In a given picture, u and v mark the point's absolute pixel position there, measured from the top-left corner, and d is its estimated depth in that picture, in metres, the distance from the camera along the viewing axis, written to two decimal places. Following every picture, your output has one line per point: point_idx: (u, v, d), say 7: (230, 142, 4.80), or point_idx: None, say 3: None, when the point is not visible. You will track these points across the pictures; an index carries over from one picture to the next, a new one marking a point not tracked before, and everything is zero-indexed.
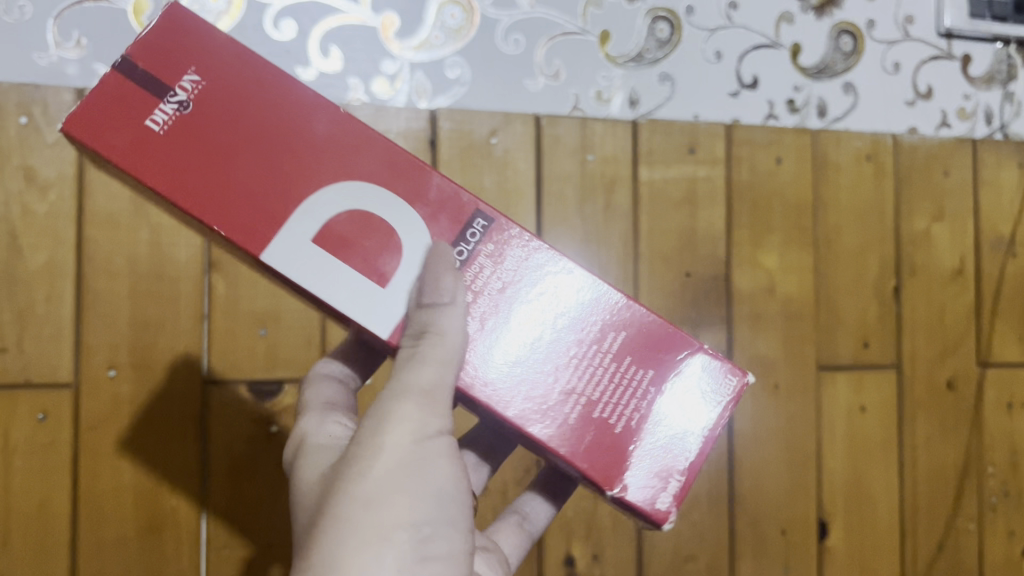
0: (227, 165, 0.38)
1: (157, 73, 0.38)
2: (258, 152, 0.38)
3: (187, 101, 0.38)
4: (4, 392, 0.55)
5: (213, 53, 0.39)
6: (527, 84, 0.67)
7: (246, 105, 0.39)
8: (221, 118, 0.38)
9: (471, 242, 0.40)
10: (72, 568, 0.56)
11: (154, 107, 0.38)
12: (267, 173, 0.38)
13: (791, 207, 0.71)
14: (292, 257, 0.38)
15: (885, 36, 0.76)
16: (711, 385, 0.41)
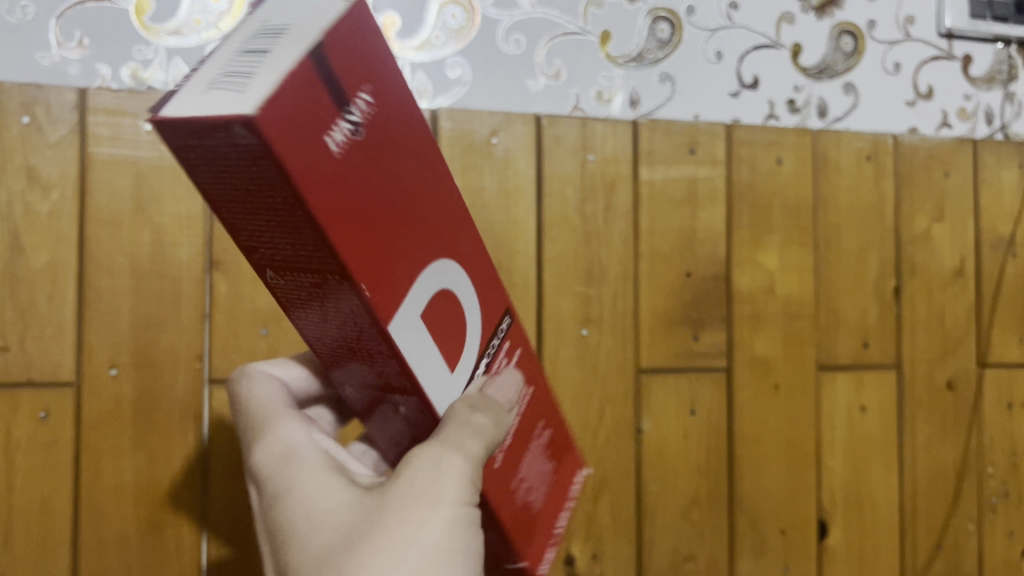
0: (363, 215, 0.29)
1: (342, 74, 0.28)
2: (398, 208, 0.31)
3: (360, 123, 0.29)
4: (7, 390, 0.55)
5: (387, 82, 0.30)
6: (527, 85, 0.67)
7: (391, 154, 0.30)
8: (373, 157, 0.29)
9: (498, 339, 0.39)
10: (73, 566, 0.56)
11: (334, 120, 0.27)
12: (401, 238, 0.31)
13: (791, 208, 0.71)
14: (410, 329, 0.32)
15: (886, 37, 0.76)
16: (577, 476, 0.45)
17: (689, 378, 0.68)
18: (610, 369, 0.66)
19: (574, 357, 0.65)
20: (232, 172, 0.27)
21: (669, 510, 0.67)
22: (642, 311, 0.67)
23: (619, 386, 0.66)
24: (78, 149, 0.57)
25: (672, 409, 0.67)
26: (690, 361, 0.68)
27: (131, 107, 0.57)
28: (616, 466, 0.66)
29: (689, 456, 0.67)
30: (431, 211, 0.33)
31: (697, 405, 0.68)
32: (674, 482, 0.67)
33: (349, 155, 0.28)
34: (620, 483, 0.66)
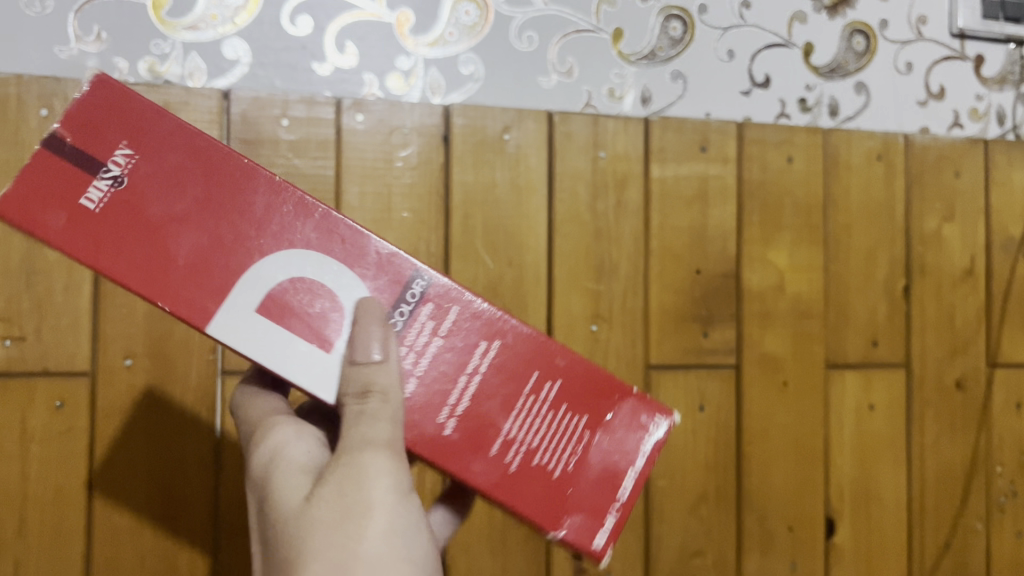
0: (173, 237, 0.38)
1: (87, 147, 0.38)
2: (200, 215, 0.38)
3: (119, 176, 0.38)
4: (23, 380, 0.56)
5: (153, 129, 0.39)
6: (540, 81, 0.67)
7: (163, 183, 0.38)
8: (146, 205, 0.38)
9: (411, 302, 0.41)
10: (87, 554, 0.56)
11: (89, 184, 0.37)
12: (227, 253, 0.38)
13: (802, 206, 0.71)
14: (231, 322, 0.38)
15: (898, 36, 0.76)
16: (636, 424, 0.43)
17: (698, 374, 0.68)
18: (620, 365, 0.66)
19: (583, 352, 0.65)
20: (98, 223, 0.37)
21: (678, 505, 0.67)
22: (652, 308, 0.67)
23: (628, 381, 0.66)
24: None
25: (681, 405, 0.67)
26: (699, 358, 0.68)
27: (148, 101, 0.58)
28: None
29: (697, 452, 0.68)
30: (261, 219, 0.39)
31: (706, 401, 0.68)
32: (681, 478, 0.67)
33: (108, 206, 0.37)
34: None
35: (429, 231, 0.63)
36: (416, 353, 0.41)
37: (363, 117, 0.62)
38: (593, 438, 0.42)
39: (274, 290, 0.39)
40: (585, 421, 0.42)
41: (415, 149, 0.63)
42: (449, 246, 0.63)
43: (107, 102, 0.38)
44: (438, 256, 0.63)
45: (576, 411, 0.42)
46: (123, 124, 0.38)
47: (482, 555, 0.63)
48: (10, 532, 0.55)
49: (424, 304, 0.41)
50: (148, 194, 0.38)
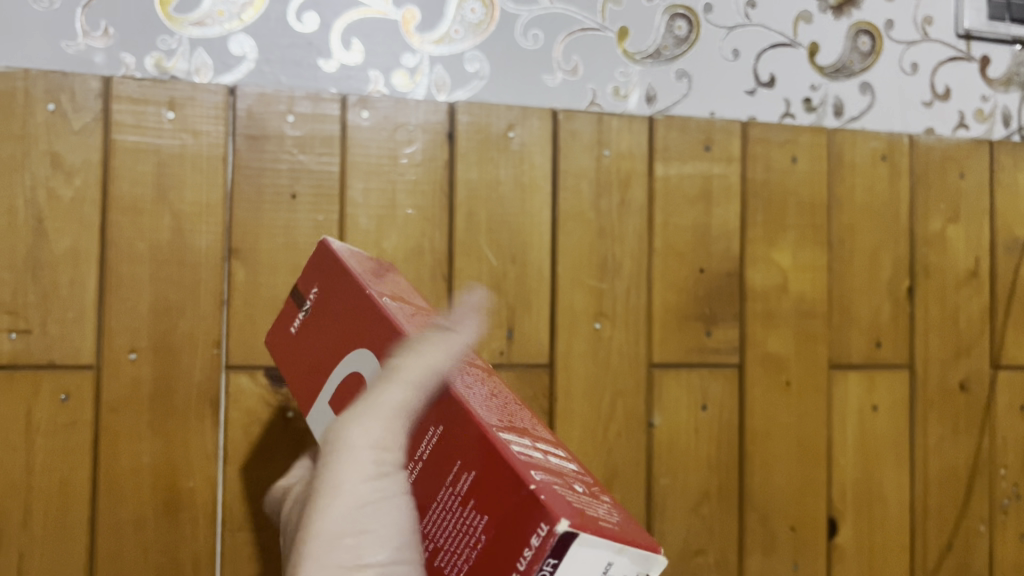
0: (317, 353, 0.42)
1: (305, 285, 0.44)
2: (320, 342, 0.42)
3: (309, 307, 0.43)
4: (28, 372, 0.56)
5: (335, 261, 0.42)
6: (545, 79, 0.68)
7: (326, 308, 0.42)
8: (314, 331, 0.42)
9: None
10: (90, 546, 0.57)
11: (296, 313, 0.44)
12: (335, 359, 0.41)
13: (806, 206, 0.72)
14: (321, 421, 0.41)
15: (903, 37, 0.76)
16: (524, 531, 0.31)
17: (701, 373, 0.68)
18: (622, 363, 0.66)
19: (587, 350, 0.65)
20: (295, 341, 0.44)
21: (680, 503, 0.67)
22: (655, 306, 0.67)
23: (631, 379, 0.66)
24: (102, 136, 0.58)
25: (684, 403, 0.68)
26: (702, 357, 0.68)
27: (154, 96, 0.58)
28: (627, 459, 0.66)
29: (699, 451, 0.68)
30: (356, 326, 0.40)
31: (709, 400, 0.68)
32: (684, 476, 0.67)
33: (302, 331, 0.43)
34: (630, 476, 0.66)
35: (433, 227, 0.63)
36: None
37: (368, 114, 0.62)
38: (499, 542, 0.31)
39: (344, 387, 0.40)
40: (487, 519, 0.32)
41: (420, 146, 0.63)
42: (453, 243, 0.63)
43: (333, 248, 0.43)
44: (443, 253, 0.63)
45: (483, 507, 0.33)
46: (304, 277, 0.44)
47: None
48: (15, 523, 0.56)
49: None
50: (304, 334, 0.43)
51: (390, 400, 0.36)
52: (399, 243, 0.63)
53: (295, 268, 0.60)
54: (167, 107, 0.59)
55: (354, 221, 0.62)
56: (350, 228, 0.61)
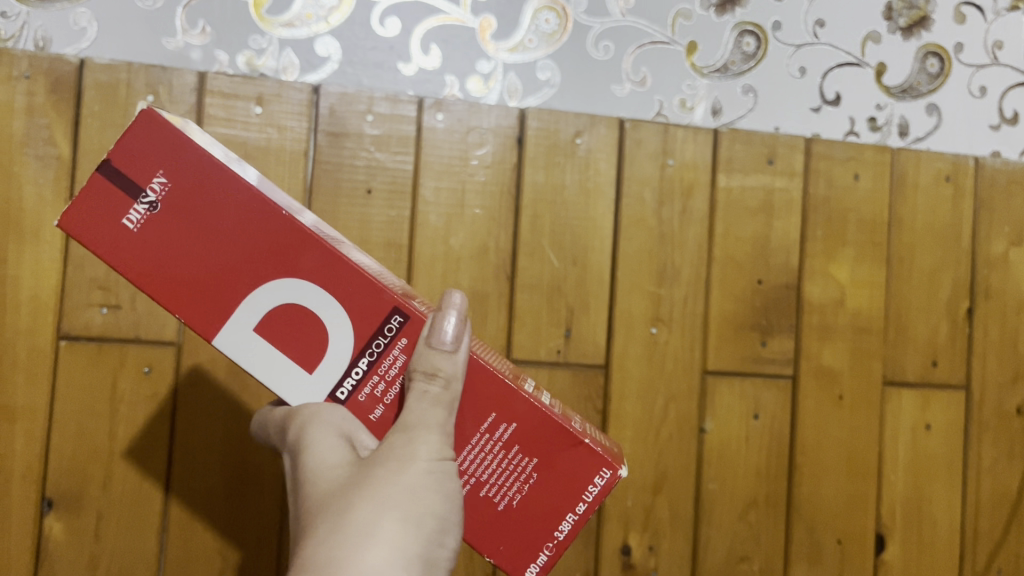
0: (189, 262, 0.40)
1: (132, 172, 0.39)
2: (250, 220, 0.40)
3: (157, 202, 0.39)
4: (116, 345, 0.60)
5: (196, 157, 0.40)
6: (613, 89, 0.70)
7: (207, 206, 0.40)
8: (183, 231, 0.40)
9: (386, 337, 0.41)
10: (163, 513, 0.60)
11: (132, 207, 0.39)
12: (236, 260, 0.40)
13: (866, 223, 0.73)
14: (235, 344, 0.40)
15: (973, 60, 0.77)
16: (585, 472, 0.41)
17: (755, 382, 0.69)
18: (677, 368, 0.68)
19: (642, 354, 0.67)
20: (129, 219, 0.39)
21: (728, 508, 0.69)
22: (712, 314, 0.69)
23: (684, 385, 0.68)
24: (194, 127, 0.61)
25: (736, 410, 0.69)
26: (756, 366, 0.69)
27: (244, 92, 0.62)
28: (676, 462, 0.68)
29: (750, 458, 0.69)
30: (264, 247, 0.40)
31: (761, 410, 0.69)
32: (732, 483, 0.69)
33: (148, 227, 0.39)
34: (678, 479, 0.68)
35: (499, 228, 0.66)
36: (387, 384, 0.41)
37: (443, 116, 0.65)
38: (562, 476, 0.41)
39: (271, 315, 0.40)
40: (538, 461, 0.41)
41: (490, 149, 0.66)
42: (517, 244, 0.66)
43: (175, 139, 0.40)
44: (507, 252, 0.66)
45: (530, 450, 0.41)
46: (176, 163, 0.39)
47: None
48: (95, 488, 0.59)
49: (398, 338, 0.41)
50: (196, 216, 0.40)
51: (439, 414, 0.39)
52: (466, 241, 0.65)
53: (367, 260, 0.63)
54: (255, 103, 0.62)
55: (425, 219, 0.64)
56: (421, 225, 0.64)
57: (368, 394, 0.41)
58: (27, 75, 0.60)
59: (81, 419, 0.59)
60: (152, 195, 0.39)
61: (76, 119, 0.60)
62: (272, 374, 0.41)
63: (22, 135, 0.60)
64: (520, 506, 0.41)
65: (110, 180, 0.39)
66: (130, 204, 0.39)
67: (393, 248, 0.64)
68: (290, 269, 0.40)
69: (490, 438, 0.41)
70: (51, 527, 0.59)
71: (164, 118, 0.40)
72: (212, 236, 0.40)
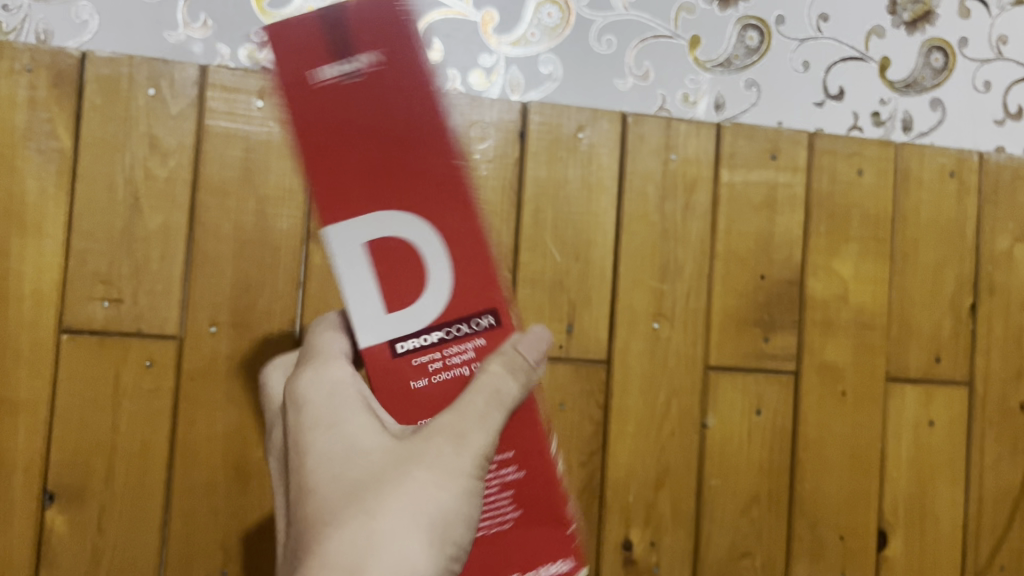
0: (340, 143, 0.36)
1: (371, 39, 0.36)
2: (396, 146, 0.36)
3: (361, 71, 0.35)
4: (118, 339, 0.60)
5: (415, 57, 0.36)
6: (616, 84, 0.70)
7: (413, 112, 0.36)
8: (353, 108, 0.35)
9: (468, 327, 0.37)
10: (165, 507, 0.60)
11: (334, 61, 0.35)
12: (379, 168, 0.36)
13: (870, 219, 0.72)
14: (342, 240, 0.36)
15: (977, 55, 0.76)
16: (547, 555, 0.37)
17: (758, 378, 0.69)
18: (679, 364, 0.68)
19: (644, 349, 0.67)
20: (326, 74, 0.35)
21: (731, 504, 0.68)
22: (715, 309, 0.69)
23: (686, 380, 0.68)
24: (196, 121, 0.61)
25: (739, 406, 0.69)
26: (758, 362, 0.69)
27: (245, 85, 0.62)
28: (679, 457, 0.67)
29: (752, 454, 0.69)
30: (404, 168, 0.36)
31: (764, 406, 0.69)
32: (735, 479, 0.69)
33: (362, 94, 0.35)
34: (681, 474, 0.68)
35: (501, 222, 0.66)
36: (443, 366, 0.37)
37: None
38: (529, 547, 0.37)
39: (385, 239, 0.36)
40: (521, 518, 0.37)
41: (492, 143, 0.66)
42: (519, 238, 0.66)
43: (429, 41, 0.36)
44: (509, 247, 0.66)
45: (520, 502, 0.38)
46: (397, 52, 0.36)
47: None
48: (97, 481, 0.60)
49: (478, 335, 0.37)
50: (344, 95, 0.35)
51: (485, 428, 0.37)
52: None
53: None
54: (256, 96, 0.62)
55: None
56: None
57: (422, 363, 0.37)
58: (29, 67, 0.60)
59: (83, 412, 0.59)
60: (359, 66, 0.35)
61: (78, 112, 0.60)
62: (356, 288, 0.37)
63: (25, 128, 0.60)
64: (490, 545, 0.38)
65: (342, 32, 0.35)
66: (326, 60, 0.35)
67: None
68: (416, 209, 0.36)
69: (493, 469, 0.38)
70: (53, 521, 0.59)
71: (415, 18, 0.36)
72: (348, 129, 0.36)
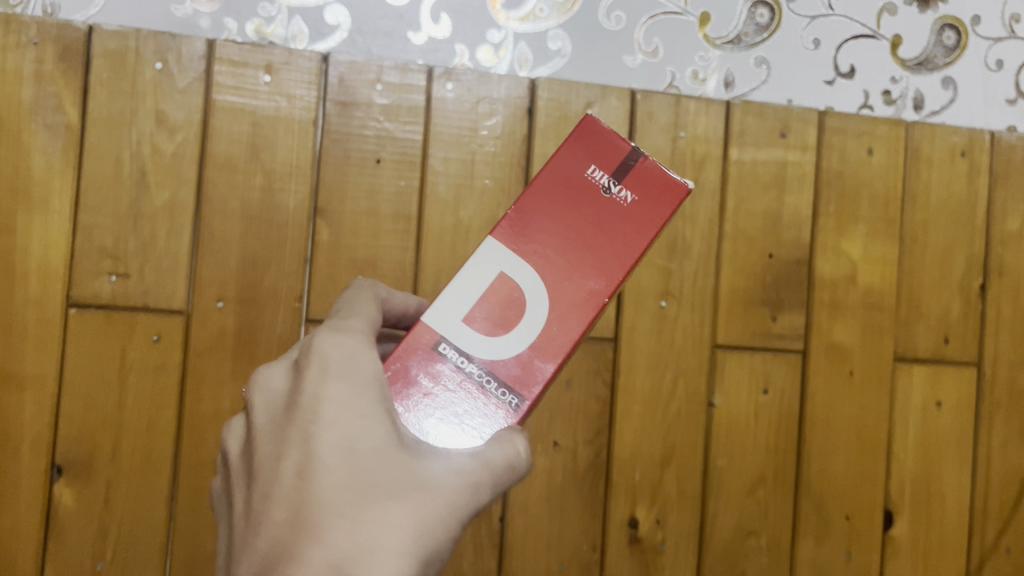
0: (541, 203, 0.40)
1: (640, 182, 0.40)
2: (572, 250, 0.39)
3: (606, 186, 0.40)
4: (125, 314, 0.60)
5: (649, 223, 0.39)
6: (625, 60, 0.69)
7: (603, 236, 0.39)
8: (569, 196, 0.40)
9: (497, 386, 0.38)
10: (172, 482, 0.60)
11: (604, 170, 0.40)
12: (543, 244, 0.40)
13: (879, 198, 0.72)
14: (487, 257, 0.40)
15: (990, 33, 0.76)
16: None
17: (764, 357, 0.69)
18: (686, 343, 0.67)
19: (652, 328, 0.67)
20: (587, 160, 0.40)
21: (737, 483, 0.68)
22: (722, 288, 0.69)
23: (694, 359, 0.68)
24: (203, 96, 0.61)
25: (745, 385, 0.69)
26: (766, 341, 0.69)
27: (253, 60, 0.62)
28: (685, 436, 0.67)
29: (759, 434, 0.69)
30: (555, 254, 0.39)
31: (771, 385, 0.69)
32: (741, 458, 0.68)
33: (594, 193, 0.40)
34: (687, 454, 0.68)
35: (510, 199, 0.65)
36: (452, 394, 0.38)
37: (453, 86, 0.64)
38: None
39: (506, 282, 0.39)
40: None
41: (500, 119, 0.65)
42: None
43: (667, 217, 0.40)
44: None
45: None
46: (648, 206, 0.40)
47: (540, 516, 0.65)
48: (104, 455, 0.60)
49: (496, 398, 0.38)
50: (584, 197, 0.40)
51: (499, 478, 0.34)
52: (475, 213, 0.64)
53: (376, 232, 0.63)
54: (264, 71, 0.62)
55: (434, 189, 0.64)
56: (430, 196, 0.64)
57: (442, 375, 0.38)
58: (36, 41, 0.60)
59: (90, 387, 0.59)
60: (616, 194, 0.40)
61: (85, 86, 0.60)
62: (465, 302, 0.39)
63: (31, 102, 0.59)
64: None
65: (632, 156, 0.40)
66: (607, 171, 0.40)
67: (402, 219, 0.63)
68: (542, 279, 0.39)
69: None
70: (61, 495, 0.59)
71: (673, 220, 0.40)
72: (565, 219, 0.40)
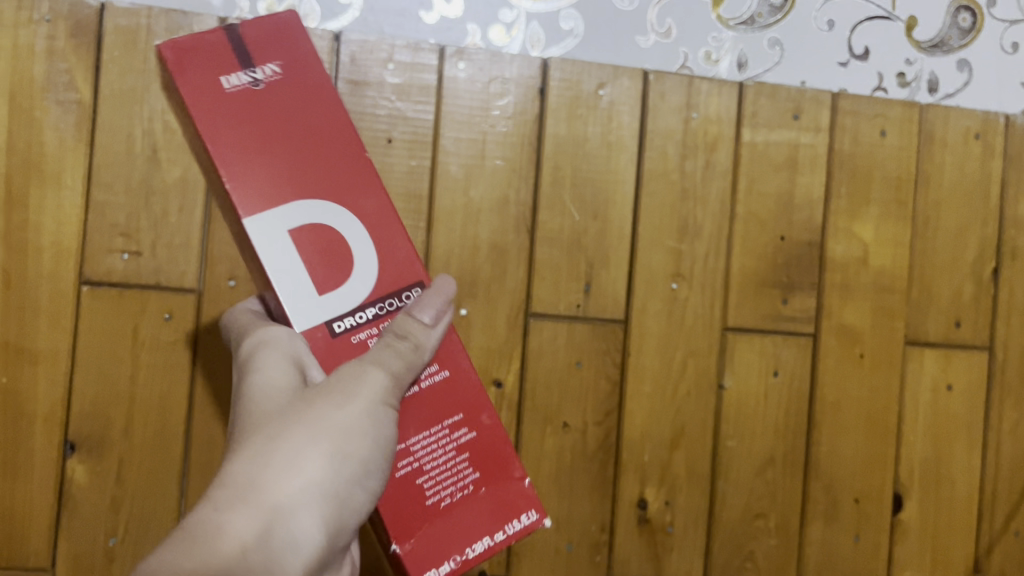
0: (270, 140, 0.41)
1: (255, 48, 0.42)
2: (329, 162, 0.42)
3: (260, 79, 0.41)
4: (137, 291, 0.60)
5: (314, 75, 0.42)
6: (637, 41, 0.69)
7: (306, 118, 0.42)
8: (271, 112, 0.41)
9: (399, 299, 0.43)
10: (184, 457, 0.61)
11: (235, 70, 0.41)
12: (309, 164, 0.42)
13: (892, 180, 0.72)
14: (263, 236, 0.40)
15: (1005, 15, 0.75)
16: (510, 513, 0.44)
17: (775, 339, 0.69)
18: (696, 324, 0.67)
19: (662, 309, 0.67)
20: (220, 72, 0.41)
21: (746, 465, 0.68)
22: (733, 270, 0.68)
23: (704, 341, 0.68)
24: None
25: (756, 367, 0.69)
26: (777, 323, 0.69)
27: None
28: (695, 417, 0.68)
29: (768, 416, 0.69)
30: (326, 168, 0.42)
31: (781, 367, 0.69)
32: (750, 440, 0.68)
33: (252, 93, 0.41)
34: (697, 435, 0.68)
35: (519, 179, 0.65)
36: None
37: (464, 65, 0.64)
38: (486, 512, 0.44)
39: (307, 230, 0.41)
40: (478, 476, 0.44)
41: (512, 99, 0.65)
42: (537, 196, 0.65)
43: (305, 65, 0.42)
44: (527, 205, 0.65)
45: (473, 465, 0.44)
46: (297, 64, 0.42)
47: (550, 496, 0.66)
48: (117, 431, 0.60)
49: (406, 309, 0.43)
50: (260, 108, 0.41)
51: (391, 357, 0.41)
52: (485, 193, 0.65)
53: None
54: None
55: (445, 169, 0.64)
56: (441, 175, 0.64)
57: (360, 337, 0.42)
58: (47, 17, 0.60)
59: (102, 364, 0.60)
60: (262, 77, 0.41)
61: (97, 63, 0.60)
62: (299, 280, 0.41)
63: (43, 79, 0.60)
64: (445, 511, 0.43)
65: (232, 39, 0.41)
66: (236, 70, 0.41)
67: (413, 199, 0.64)
68: (348, 207, 0.42)
69: (448, 433, 0.43)
70: (74, 470, 0.60)
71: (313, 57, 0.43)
72: (270, 135, 0.41)
